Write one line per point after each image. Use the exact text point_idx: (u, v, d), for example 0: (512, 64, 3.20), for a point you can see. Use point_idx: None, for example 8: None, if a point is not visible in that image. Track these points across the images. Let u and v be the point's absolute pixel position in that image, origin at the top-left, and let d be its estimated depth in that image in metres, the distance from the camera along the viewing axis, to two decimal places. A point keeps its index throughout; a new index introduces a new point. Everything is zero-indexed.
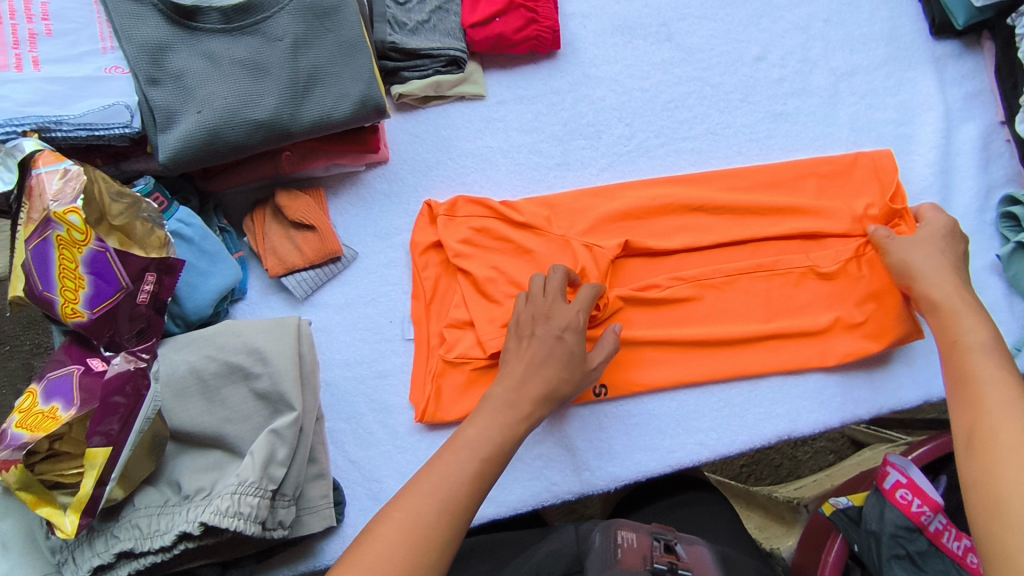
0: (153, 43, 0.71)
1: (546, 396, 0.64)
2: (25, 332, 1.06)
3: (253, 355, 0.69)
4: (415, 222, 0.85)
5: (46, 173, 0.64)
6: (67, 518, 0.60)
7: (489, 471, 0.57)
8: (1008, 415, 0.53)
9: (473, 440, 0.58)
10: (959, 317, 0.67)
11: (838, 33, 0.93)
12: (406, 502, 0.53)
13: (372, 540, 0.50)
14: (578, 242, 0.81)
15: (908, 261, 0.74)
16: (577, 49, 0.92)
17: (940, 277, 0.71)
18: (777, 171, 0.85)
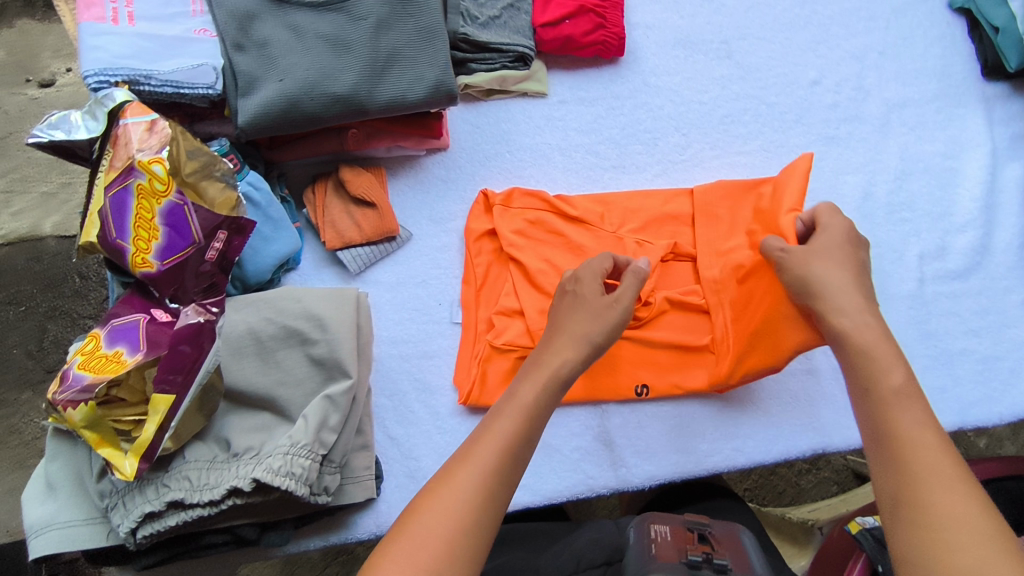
0: (243, 12, 0.73)
1: (580, 345, 0.65)
2: (42, 294, 1.20)
3: (313, 322, 0.70)
4: (469, 210, 0.87)
5: (133, 124, 0.66)
6: (126, 462, 0.61)
7: (527, 435, 0.57)
8: (945, 491, 0.48)
9: (511, 415, 0.58)
10: (873, 354, 0.59)
11: (892, 65, 0.96)
12: (445, 486, 0.52)
13: (425, 516, 0.51)
14: (629, 241, 0.83)
15: (811, 279, 0.65)
16: (639, 58, 0.95)
17: (841, 296, 0.63)
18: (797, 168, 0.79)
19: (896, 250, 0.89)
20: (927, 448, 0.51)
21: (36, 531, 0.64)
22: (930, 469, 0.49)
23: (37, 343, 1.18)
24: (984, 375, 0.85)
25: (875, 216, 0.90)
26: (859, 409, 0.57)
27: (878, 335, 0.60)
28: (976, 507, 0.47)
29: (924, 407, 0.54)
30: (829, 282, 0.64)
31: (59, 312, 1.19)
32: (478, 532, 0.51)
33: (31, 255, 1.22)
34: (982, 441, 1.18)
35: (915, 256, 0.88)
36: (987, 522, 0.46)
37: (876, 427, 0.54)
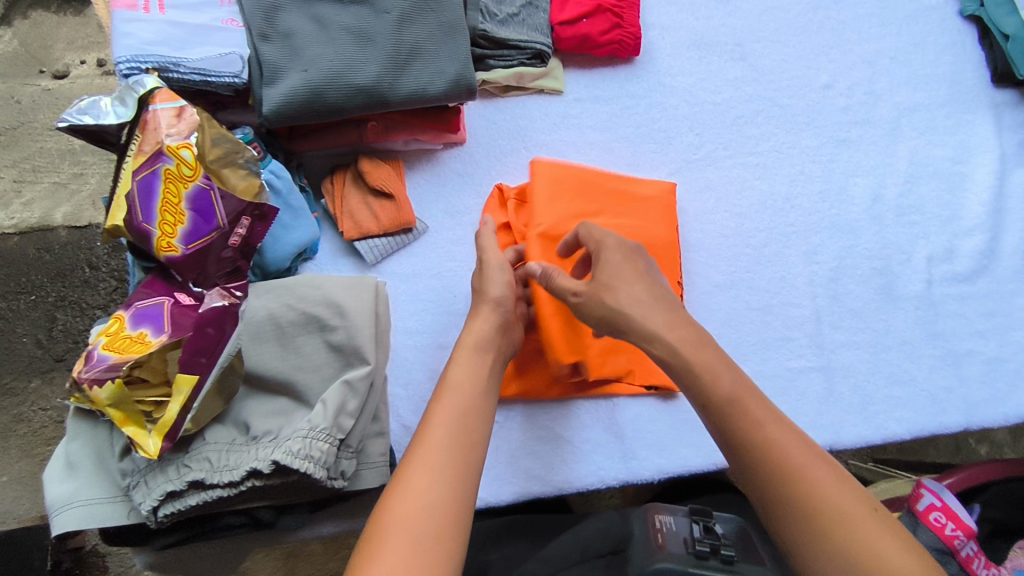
0: (270, 3, 0.75)
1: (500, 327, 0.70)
2: (52, 283, 1.21)
3: (332, 308, 0.71)
4: (484, 204, 0.88)
5: (162, 110, 0.68)
6: (150, 440, 0.62)
7: (473, 405, 0.61)
8: (808, 483, 0.53)
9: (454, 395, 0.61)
10: (699, 365, 0.60)
11: (903, 70, 0.97)
12: (423, 461, 0.55)
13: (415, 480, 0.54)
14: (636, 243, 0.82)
15: (610, 306, 0.64)
16: (654, 58, 0.96)
17: (652, 313, 0.63)
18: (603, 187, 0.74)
19: (905, 252, 0.90)
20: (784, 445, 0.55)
21: (59, 508, 0.64)
22: (797, 469, 0.54)
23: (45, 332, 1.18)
24: (991, 377, 0.85)
25: (883, 218, 0.91)
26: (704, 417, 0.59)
27: (697, 338, 0.62)
28: (831, 482, 0.53)
29: (763, 404, 0.58)
30: (627, 312, 0.64)
31: (69, 301, 1.20)
32: (467, 489, 0.55)
33: (43, 243, 1.23)
34: (983, 447, 1.19)
35: (924, 258, 0.90)
36: (852, 498, 0.52)
37: (728, 434, 0.57)
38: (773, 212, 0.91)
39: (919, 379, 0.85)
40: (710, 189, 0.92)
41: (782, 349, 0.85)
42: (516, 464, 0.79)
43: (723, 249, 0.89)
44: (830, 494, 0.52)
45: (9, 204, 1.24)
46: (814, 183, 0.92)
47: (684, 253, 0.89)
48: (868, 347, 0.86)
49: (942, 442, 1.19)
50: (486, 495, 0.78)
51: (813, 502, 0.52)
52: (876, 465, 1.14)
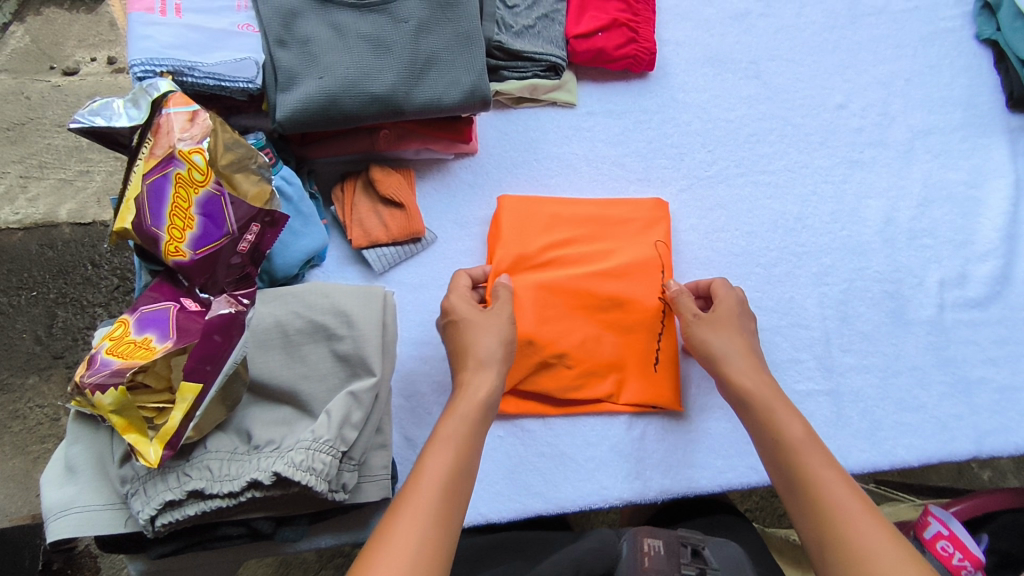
0: (287, 9, 0.75)
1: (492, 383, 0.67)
2: (54, 280, 1.21)
3: (340, 318, 0.71)
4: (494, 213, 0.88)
5: (175, 114, 0.67)
6: (151, 448, 0.61)
7: (461, 470, 0.58)
8: (860, 527, 0.53)
9: (446, 456, 0.59)
10: (773, 412, 0.66)
11: (918, 92, 0.97)
12: (393, 535, 0.51)
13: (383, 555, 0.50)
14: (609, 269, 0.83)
15: (712, 343, 0.73)
16: (668, 74, 0.96)
17: (738, 361, 0.71)
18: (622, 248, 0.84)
19: (917, 275, 0.89)
20: (836, 489, 0.57)
21: (54, 514, 0.63)
22: (842, 512, 0.55)
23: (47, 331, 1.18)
24: (1002, 405, 0.84)
25: (895, 241, 0.90)
26: (767, 460, 0.64)
27: (771, 390, 0.68)
28: (884, 535, 0.53)
29: (825, 455, 0.61)
30: (721, 350, 0.73)
31: (72, 301, 1.20)
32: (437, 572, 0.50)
33: (46, 240, 1.22)
34: (987, 474, 1.18)
35: (935, 282, 0.89)
36: (894, 545, 0.52)
37: (787, 470, 0.61)
38: (784, 232, 0.90)
39: (928, 405, 0.84)
40: (720, 207, 0.91)
41: (790, 371, 0.84)
42: (519, 481, 0.78)
43: (733, 267, 0.89)
44: (871, 537, 0.52)
45: (14, 199, 1.23)
46: (826, 204, 0.92)
47: (693, 270, 0.88)
48: (877, 371, 0.85)
49: (945, 469, 1.17)
50: (487, 511, 0.77)
51: (853, 542, 0.53)
52: (880, 490, 1.12)
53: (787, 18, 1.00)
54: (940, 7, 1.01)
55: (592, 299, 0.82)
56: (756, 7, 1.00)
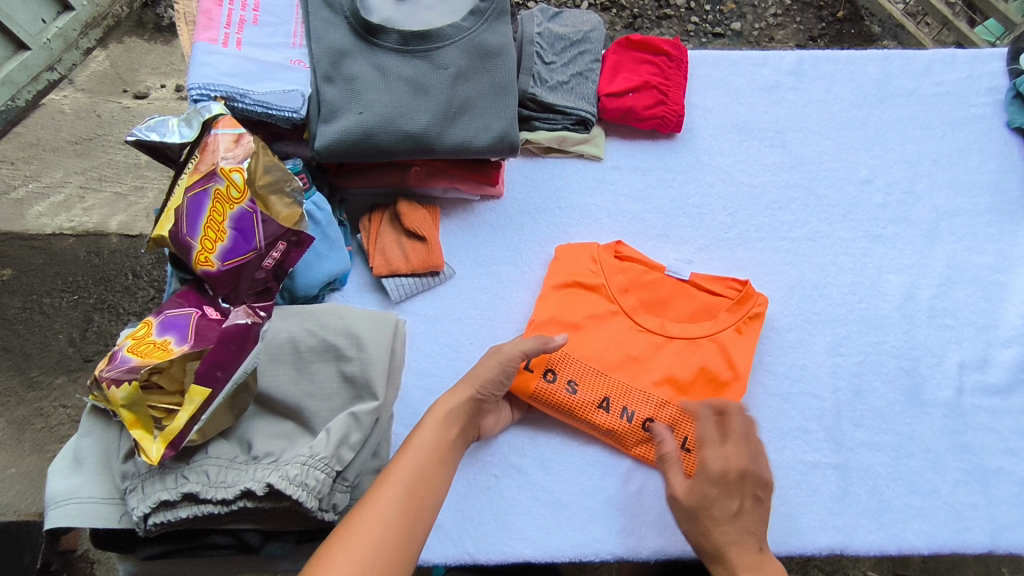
0: (337, 49, 0.81)
1: (428, 461, 0.63)
2: (95, 286, 1.27)
3: (350, 340, 0.73)
4: (581, 247, 0.87)
5: (223, 134, 0.72)
6: (154, 446, 0.63)
7: (428, 477, 0.62)
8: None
9: (378, 523, 0.57)
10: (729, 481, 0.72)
11: (945, 174, 0.98)
12: (352, 535, 0.56)
13: (338, 554, 0.54)
14: (589, 370, 0.80)
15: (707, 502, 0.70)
16: (695, 137, 0.99)
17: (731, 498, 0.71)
18: (573, 370, 0.80)
19: (935, 355, 0.87)
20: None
21: (57, 503, 0.65)
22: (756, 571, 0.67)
23: (83, 335, 1.25)
24: (1021, 499, 0.81)
25: (915, 318, 0.89)
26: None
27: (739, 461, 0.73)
28: None
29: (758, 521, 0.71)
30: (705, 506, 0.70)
31: (109, 309, 1.26)
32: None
33: (92, 248, 1.29)
34: None
35: (955, 364, 0.87)
36: None
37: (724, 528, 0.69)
38: (801, 299, 0.90)
39: (941, 491, 0.81)
40: (737, 268, 0.92)
41: (796, 440, 0.83)
42: (511, 523, 0.77)
43: None
44: None
45: (71, 208, 1.32)
46: (845, 275, 0.92)
47: None
48: (889, 451, 0.83)
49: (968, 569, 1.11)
50: (476, 551, 0.76)
51: None
52: None
53: (816, 93, 1.03)
54: (971, 93, 1.02)
55: (627, 359, 0.81)
56: (786, 80, 1.03)
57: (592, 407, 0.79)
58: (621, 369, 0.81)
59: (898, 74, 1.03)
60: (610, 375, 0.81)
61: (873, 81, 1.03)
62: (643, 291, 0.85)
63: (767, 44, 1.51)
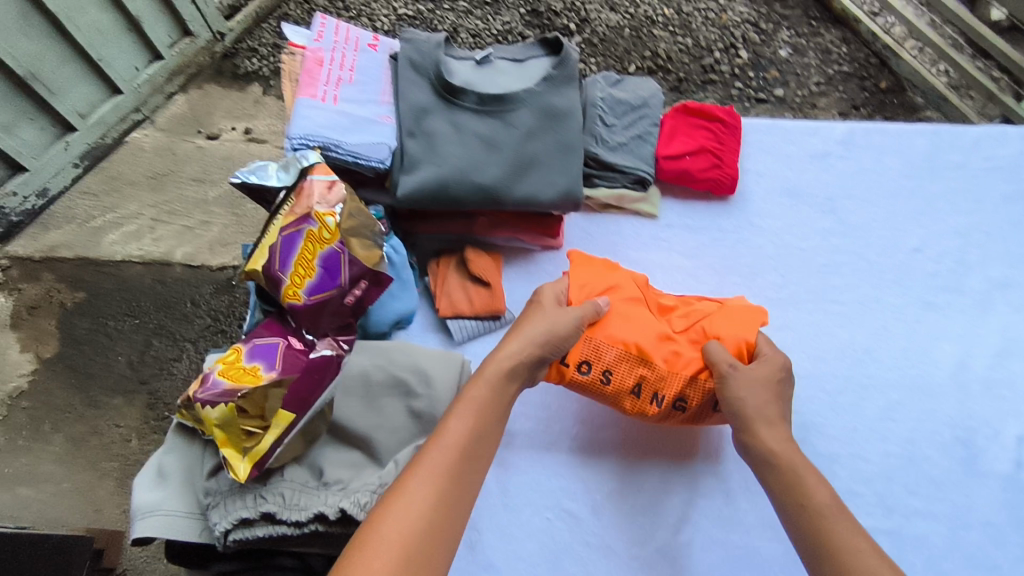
0: (420, 107, 0.88)
1: (500, 385, 0.71)
2: (157, 313, 1.36)
3: (418, 376, 0.77)
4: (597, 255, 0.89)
5: (318, 180, 0.79)
6: (242, 465, 0.67)
7: (496, 406, 0.70)
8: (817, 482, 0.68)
9: (459, 431, 0.66)
10: (770, 387, 0.76)
11: (997, 247, 1.00)
12: (436, 445, 0.64)
13: (428, 457, 0.63)
14: (624, 353, 0.80)
15: (744, 395, 0.75)
16: (747, 200, 1.03)
17: (765, 404, 0.74)
18: (609, 357, 0.80)
19: (992, 426, 0.87)
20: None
21: (142, 513, 0.69)
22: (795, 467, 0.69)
23: (143, 359, 1.32)
24: None
25: (969, 388, 0.90)
26: (797, 530, 0.66)
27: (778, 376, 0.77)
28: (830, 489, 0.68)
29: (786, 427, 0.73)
30: (749, 404, 0.74)
31: (171, 334, 1.34)
32: (459, 478, 0.63)
33: (160, 276, 1.39)
34: None
35: (1012, 437, 0.87)
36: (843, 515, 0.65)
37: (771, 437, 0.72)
38: (851, 362, 0.91)
39: (1002, 566, 0.80)
40: (788, 327, 0.94)
41: (848, 504, 0.83)
42: (562, 567, 0.79)
43: (797, 390, 0.89)
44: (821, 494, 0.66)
45: (141, 238, 1.42)
46: (895, 341, 0.93)
47: None
48: (946, 521, 0.82)
49: None
50: None
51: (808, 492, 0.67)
52: None
53: (865, 163, 1.06)
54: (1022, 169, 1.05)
55: (657, 340, 0.81)
56: (835, 149, 1.07)
57: (625, 393, 0.81)
58: (654, 352, 0.80)
59: (947, 148, 1.06)
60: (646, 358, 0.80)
61: (921, 153, 1.06)
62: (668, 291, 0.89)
63: (810, 111, 1.58)
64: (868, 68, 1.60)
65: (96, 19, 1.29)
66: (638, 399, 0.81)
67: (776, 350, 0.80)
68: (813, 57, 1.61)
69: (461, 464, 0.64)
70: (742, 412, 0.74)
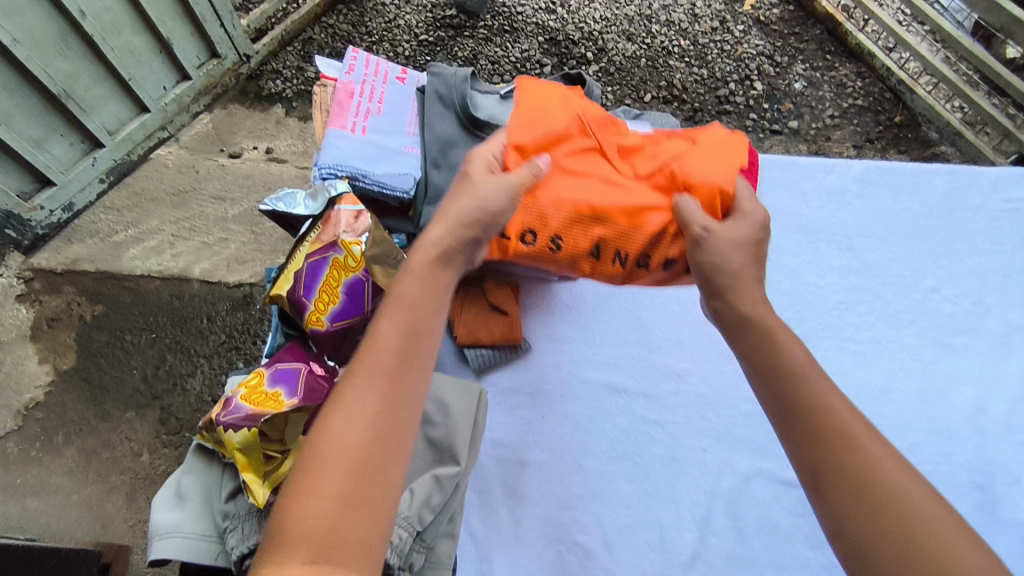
0: (446, 139, 0.90)
1: (432, 277, 0.61)
2: (173, 327, 1.38)
3: (437, 405, 0.78)
4: (541, 96, 0.82)
5: (345, 210, 0.80)
6: (261, 490, 0.68)
7: (432, 295, 0.60)
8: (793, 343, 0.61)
9: (390, 328, 0.56)
10: (748, 252, 0.69)
11: (1016, 289, 1.00)
12: (370, 351, 0.55)
13: (360, 367, 0.54)
14: (575, 215, 0.79)
15: (719, 251, 0.69)
16: (764, 235, 1.04)
17: (739, 263, 0.68)
18: (564, 222, 0.79)
19: (1011, 473, 0.86)
20: (913, 490, 0.51)
21: (160, 534, 0.69)
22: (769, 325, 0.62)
23: (158, 373, 1.34)
24: None
25: (988, 432, 0.89)
26: (764, 398, 0.59)
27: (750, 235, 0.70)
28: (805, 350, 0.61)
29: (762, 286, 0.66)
30: (723, 260, 0.68)
31: (187, 349, 1.36)
32: (400, 386, 0.54)
33: (179, 292, 1.41)
34: None
35: None
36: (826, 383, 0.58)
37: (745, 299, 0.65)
38: (868, 402, 0.91)
39: None
40: None
41: None
42: None
43: None
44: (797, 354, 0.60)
45: (161, 252, 1.44)
46: (912, 381, 0.93)
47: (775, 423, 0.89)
48: None
49: None
50: None
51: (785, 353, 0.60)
52: None
53: (883, 201, 1.07)
54: None
55: (609, 193, 0.79)
56: (852, 187, 1.08)
57: (581, 257, 0.81)
58: (608, 206, 0.78)
59: (965, 189, 1.07)
60: (598, 215, 0.79)
61: (939, 193, 1.07)
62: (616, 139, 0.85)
63: (824, 143, 1.58)
64: (882, 103, 1.62)
65: (130, 40, 1.34)
66: (598, 261, 0.81)
67: (757, 204, 0.75)
68: (828, 90, 1.63)
69: (402, 365, 0.55)
70: (713, 266, 0.68)
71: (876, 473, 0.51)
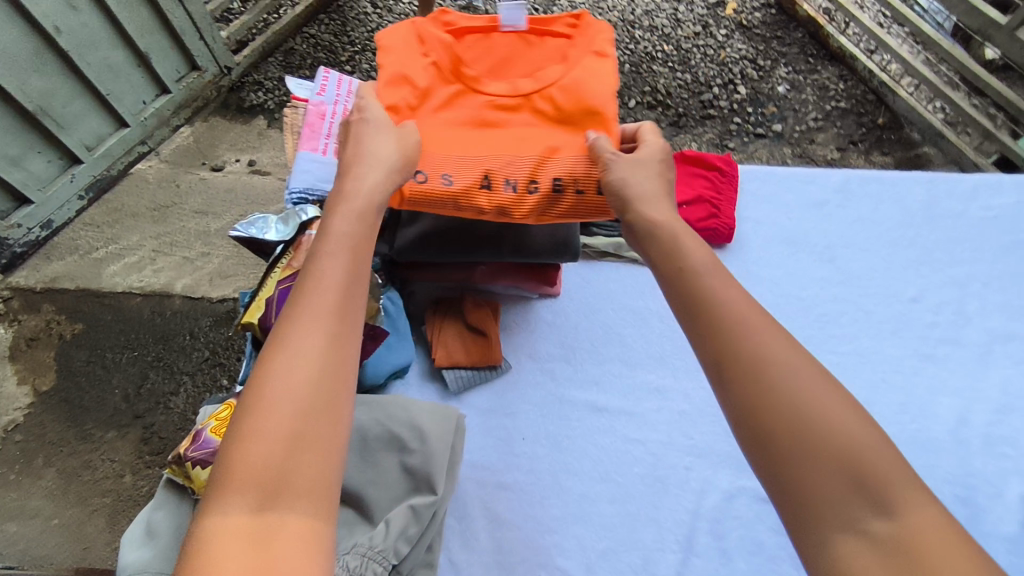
0: None
1: (361, 222, 0.62)
2: (155, 345, 1.35)
3: (414, 432, 0.76)
4: (399, 33, 0.80)
5: (315, 236, 0.79)
6: None
7: (364, 239, 0.61)
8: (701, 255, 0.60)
9: (326, 270, 0.56)
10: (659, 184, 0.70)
11: (997, 297, 0.99)
12: (308, 290, 0.54)
13: (298, 308, 0.53)
14: (456, 152, 0.76)
15: (629, 173, 0.69)
16: (744, 248, 1.04)
17: (650, 190, 0.68)
18: (444, 160, 0.75)
19: (995, 485, 0.85)
20: (811, 385, 0.49)
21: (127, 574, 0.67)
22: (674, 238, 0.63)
23: (139, 392, 1.31)
24: None
25: (970, 444, 0.88)
26: (673, 296, 0.59)
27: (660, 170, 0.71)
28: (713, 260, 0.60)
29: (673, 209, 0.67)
30: (636, 186, 0.68)
31: (168, 367, 1.33)
32: (342, 323, 0.53)
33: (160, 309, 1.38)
34: None
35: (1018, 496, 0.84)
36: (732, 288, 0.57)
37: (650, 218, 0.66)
38: None
39: None
40: None
41: None
42: None
43: None
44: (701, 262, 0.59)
45: (142, 269, 1.42)
46: (894, 394, 0.92)
47: None
48: None
49: None
50: None
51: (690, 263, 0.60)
52: None
53: (863, 211, 1.07)
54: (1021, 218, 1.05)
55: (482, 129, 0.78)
56: (833, 197, 1.08)
57: (472, 189, 0.75)
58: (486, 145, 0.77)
59: (945, 197, 1.08)
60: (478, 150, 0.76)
61: (920, 203, 1.07)
62: (485, 56, 0.81)
63: (809, 146, 1.58)
64: (864, 105, 1.61)
65: (108, 55, 1.32)
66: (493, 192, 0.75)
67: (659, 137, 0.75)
68: (810, 93, 1.63)
69: (342, 303, 0.55)
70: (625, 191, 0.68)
71: (768, 358, 0.50)
